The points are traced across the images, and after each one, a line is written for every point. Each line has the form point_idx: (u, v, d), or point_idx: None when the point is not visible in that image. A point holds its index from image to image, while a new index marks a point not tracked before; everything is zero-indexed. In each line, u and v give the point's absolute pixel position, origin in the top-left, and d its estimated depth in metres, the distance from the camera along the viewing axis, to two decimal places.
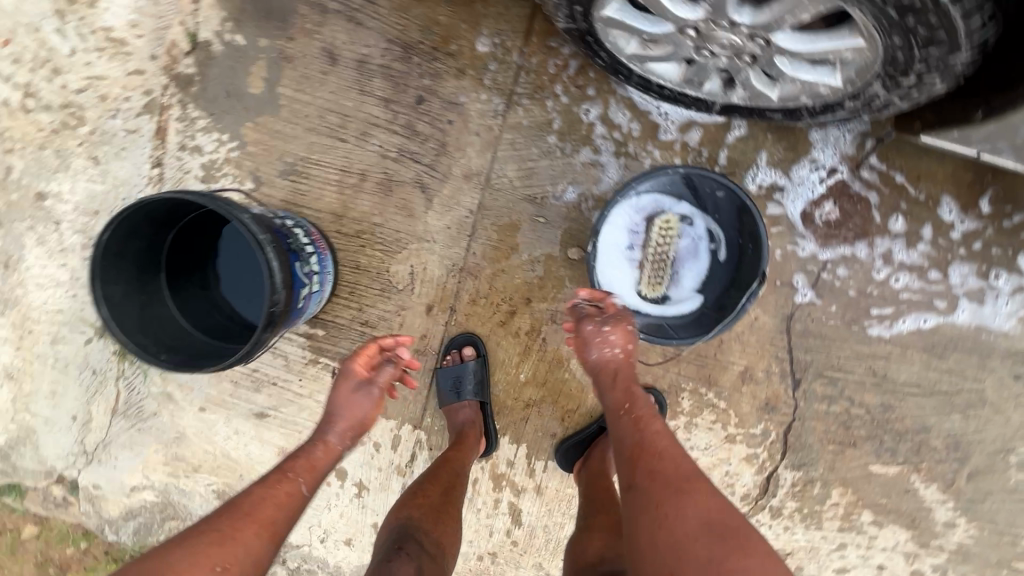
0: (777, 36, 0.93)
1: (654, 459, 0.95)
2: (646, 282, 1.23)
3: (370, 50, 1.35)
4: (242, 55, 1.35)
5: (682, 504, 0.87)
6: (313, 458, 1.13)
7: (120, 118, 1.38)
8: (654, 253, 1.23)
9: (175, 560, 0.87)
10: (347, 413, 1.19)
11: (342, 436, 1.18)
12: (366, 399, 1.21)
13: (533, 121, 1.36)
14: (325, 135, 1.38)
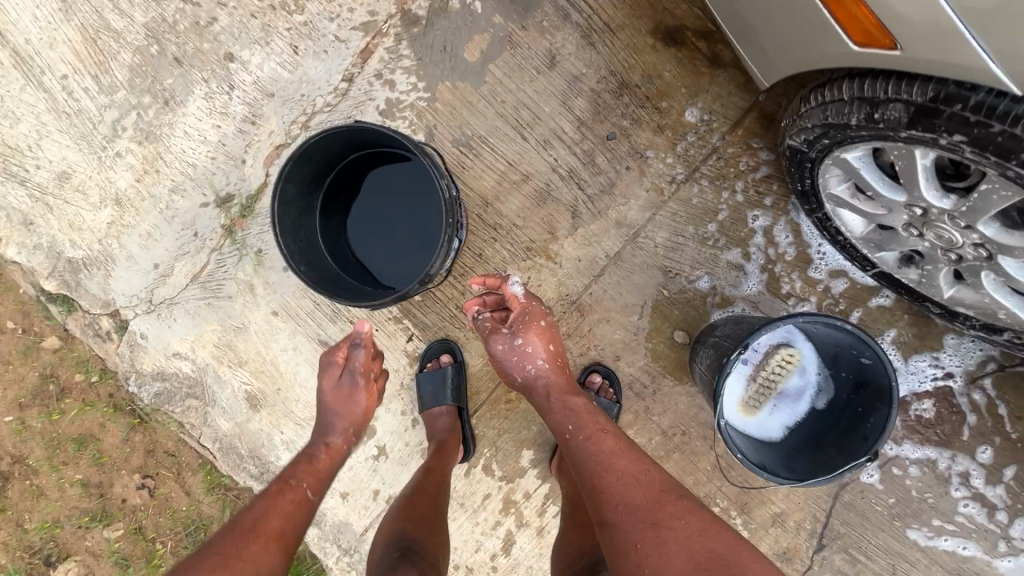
0: (1005, 259, 0.94)
1: (611, 487, 0.97)
2: (745, 399, 1.26)
3: (589, 71, 1.37)
4: (472, 21, 1.38)
5: (665, 538, 0.89)
6: (319, 459, 1.14)
7: (335, 24, 1.40)
8: (764, 378, 1.25)
9: None
10: (343, 410, 1.21)
11: (342, 434, 1.21)
12: (353, 388, 1.21)
13: (702, 203, 1.38)
14: (510, 125, 1.39)
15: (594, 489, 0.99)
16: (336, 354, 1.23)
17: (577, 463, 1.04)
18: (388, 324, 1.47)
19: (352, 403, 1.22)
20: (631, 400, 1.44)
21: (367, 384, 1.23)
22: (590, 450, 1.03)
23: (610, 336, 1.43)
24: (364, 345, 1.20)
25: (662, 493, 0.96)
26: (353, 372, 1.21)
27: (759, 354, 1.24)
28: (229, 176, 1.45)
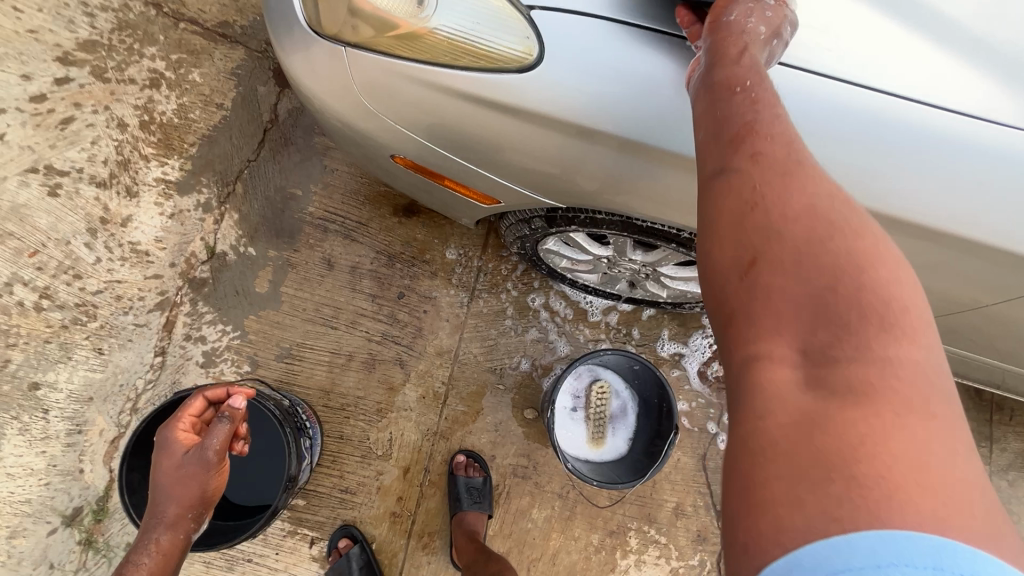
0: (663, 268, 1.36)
1: (777, 180, 0.67)
2: (590, 436, 1.54)
3: (362, 258, 1.72)
4: (252, 263, 1.66)
5: (828, 245, 0.62)
6: (141, 572, 1.04)
7: (131, 314, 1.57)
8: (594, 412, 1.56)
9: None
10: (179, 493, 1.09)
11: (179, 520, 1.11)
12: (200, 466, 1.09)
13: (491, 309, 1.74)
14: (319, 324, 1.65)
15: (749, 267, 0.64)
16: (182, 427, 1.13)
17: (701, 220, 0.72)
18: (286, 541, 1.53)
19: (198, 481, 1.10)
20: (521, 483, 1.65)
21: (221, 462, 1.11)
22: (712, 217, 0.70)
23: (479, 442, 1.66)
24: (227, 424, 1.10)
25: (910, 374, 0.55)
26: (203, 452, 1.08)
27: (580, 397, 1.57)
28: (71, 491, 1.46)
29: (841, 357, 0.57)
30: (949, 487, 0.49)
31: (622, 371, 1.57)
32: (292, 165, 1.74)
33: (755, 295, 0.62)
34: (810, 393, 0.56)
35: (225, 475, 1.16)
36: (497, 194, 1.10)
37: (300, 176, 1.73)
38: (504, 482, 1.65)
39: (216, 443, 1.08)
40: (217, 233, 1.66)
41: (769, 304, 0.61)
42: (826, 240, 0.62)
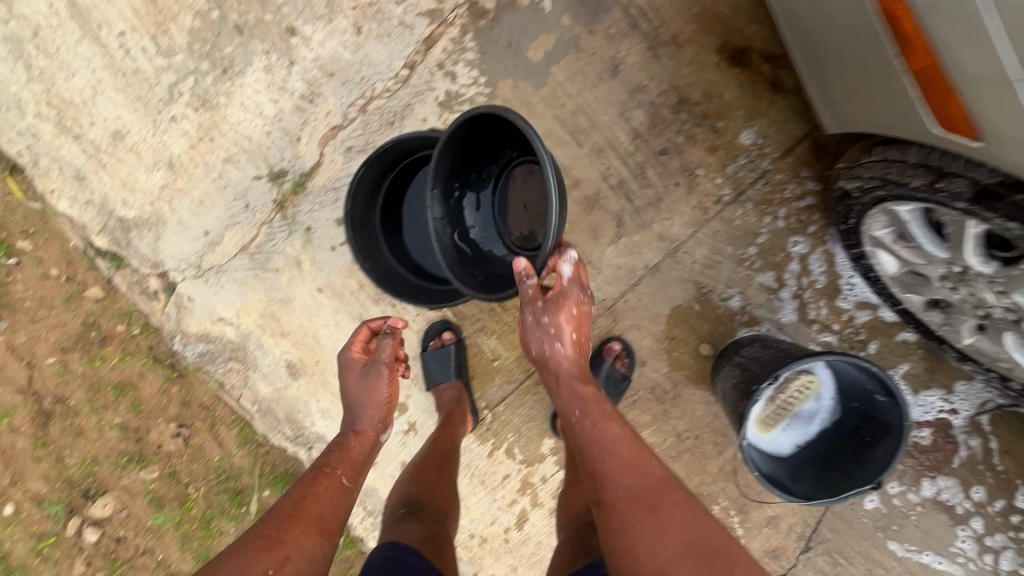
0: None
1: (619, 477, 1.02)
2: (762, 417, 1.34)
3: (651, 84, 1.38)
4: (540, 20, 1.37)
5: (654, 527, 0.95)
6: (344, 460, 1.14)
7: (401, 8, 1.38)
8: (782, 399, 1.34)
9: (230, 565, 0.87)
10: (365, 401, 1.22)
11: (373, 423, 1.22)
12: (376, 373, 1.21)
13: (744, 225, 1.42)
14: (566, 130, 1.41)
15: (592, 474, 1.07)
16: (358, 351, 1.25)
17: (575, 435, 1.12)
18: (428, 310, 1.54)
19: (377, 386, 1.22)
20: (651, 403, 1.53)
21: (391, 366, 1.23)
22: (593, 433, 1.09)
23: (639, 342, 1.50)
24: (393, 338, 1.21)
25: (638, 483, 1.01)
26: (378, 364, 1.21)
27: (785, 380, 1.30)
28: (283, 152, 1.47)
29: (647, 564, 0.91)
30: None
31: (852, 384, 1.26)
32: None
33: (624, 509, 0.98)
34: (653, 563, 0.91)
35: (395, 389, 1.26)
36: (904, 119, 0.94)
37: None
38: (636, 391, 1.53)
39: (386, 350, 1.21)
40: None
41: (628, 500, 0.99)
42: (645, 528, 0.95)
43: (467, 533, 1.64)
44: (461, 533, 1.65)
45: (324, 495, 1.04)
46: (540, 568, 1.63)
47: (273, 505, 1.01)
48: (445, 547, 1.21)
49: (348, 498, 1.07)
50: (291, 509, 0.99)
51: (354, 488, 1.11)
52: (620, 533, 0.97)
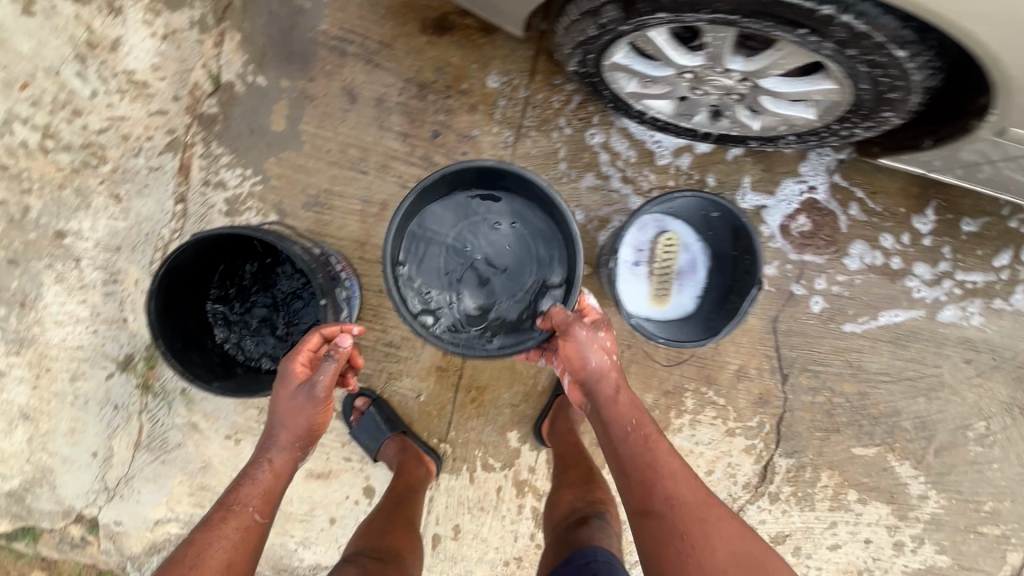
0: (764, 81, 1.07)
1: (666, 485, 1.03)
2: (655, 293, 1.37)
3: (388, 89, 1.45)
4: (264, 95, 1.42)
5: (711, 537, 0.97)
6: (254, 492, 1.02)
7: (142, 157, 1.42)
8: (660, 267, 1.37)
9: None
10: (290, 424, 1.08)
11: (290, 450, 1.09)
12: (307, 401, 1.07)
13: (541, 150, 1.49)
14: (346, 168, 1.46)
15: (649, 484, 1.04)
16: (299, 369, 1.09)
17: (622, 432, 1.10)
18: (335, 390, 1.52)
19: (304, 415, 1.08)
20: None
21: (327, 400, 1.09)
22: (637, 445, 1.08)
23: None
24: (337, 362, 1.07)
25: (688, 492, 1.02)
26: (314, 387, 1.06)
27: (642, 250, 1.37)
28: (119, 339, 1.45)
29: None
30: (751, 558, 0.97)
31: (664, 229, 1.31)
32: None
33: (660, 471, 1.05)
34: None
35: (331, 413, 1.14)
36: None
37: None
38: None
39: (324, 372, 1.06)
40: (220, 59, 1.41)
41: (673, 500, 1.01)
42: (705, 541, 0.97)
43: (501, 563, 1.58)
44: (496, 566, 1.58)
45: (228, 545, 0.95)
46: None
47: (167, 561, 0.94)
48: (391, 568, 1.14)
49: (261, 537, 1.00)
50: (189, 561, 0.92)
51: (266, 523, 1.02)
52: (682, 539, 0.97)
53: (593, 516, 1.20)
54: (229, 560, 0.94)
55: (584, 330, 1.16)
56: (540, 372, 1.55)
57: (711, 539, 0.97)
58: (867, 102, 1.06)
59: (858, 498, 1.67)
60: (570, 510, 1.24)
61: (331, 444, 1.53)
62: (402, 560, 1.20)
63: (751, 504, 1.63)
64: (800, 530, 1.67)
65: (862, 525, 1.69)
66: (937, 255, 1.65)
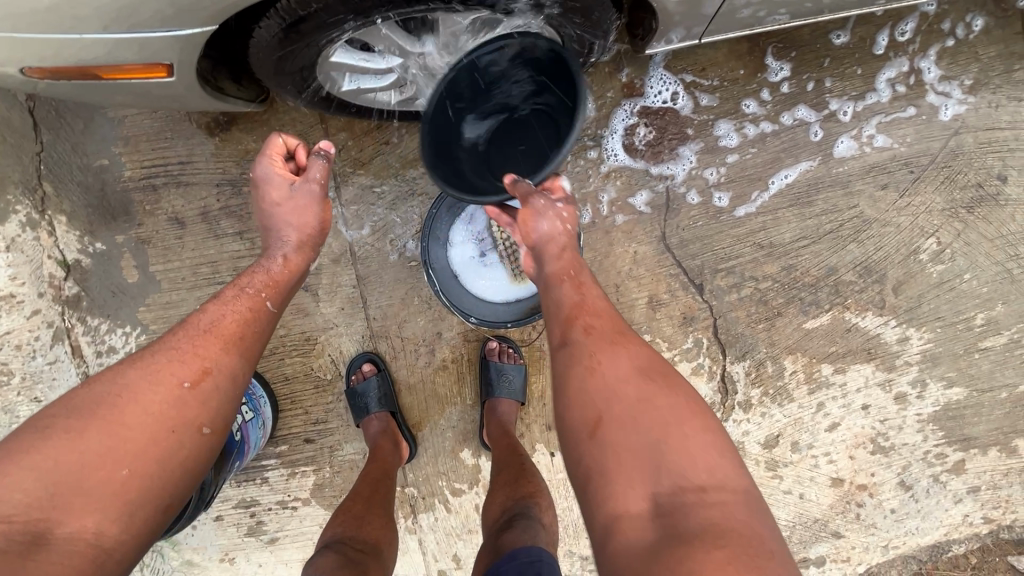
0: (469, 45, 1.04)
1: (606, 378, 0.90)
2: (513, 274, 1.36)
3: (207, 200, 1.50)
4: (109, 257, 1.51)
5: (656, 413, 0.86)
6: (266, 283, 1.05)
7: (39, 356, 1.54)
8: (505, 248, 1.36)
9: (129, 381, 0.85)
10: (295, 221, 1.10)
11: (301, 253, 1.12)
12: (309, 200, 1.10)
13: (364, 188, 1.50)
14: (205, 285, 1.52)
15: (571, 320, 0.99)
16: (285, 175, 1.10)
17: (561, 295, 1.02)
18: (292, 482, 1.58)
19: (307, 216, 1.11)
20: (480, 346, 1.54)
21: (326, 200, 1.13)
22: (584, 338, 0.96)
23: (418, 326, 1.53)
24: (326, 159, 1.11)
25: (631, 385, 0.89)
26: (311, 187, 1.10)
27: (483, 239, 1.36)
28: None
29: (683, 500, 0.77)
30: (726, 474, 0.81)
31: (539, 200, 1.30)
32: (81, 135, 1.49)
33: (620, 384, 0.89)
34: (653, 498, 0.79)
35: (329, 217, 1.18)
36: (164, 57, 0.95)
37: (95, 141, 1.49)
38: (463, 353, 1.54)
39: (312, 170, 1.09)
40: (58, 244, 1.51)
41: (621, 395, 0.88)
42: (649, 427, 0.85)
43: None
44: None
45: (240, 318, 0.98)
46: (581, 530, 1.58)
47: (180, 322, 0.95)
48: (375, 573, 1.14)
49: (269, 321, 1.02)
50: (203, 325, 0.94)
51: (275, 312, 1.05)
52: (590, 373, 0.91)
53: (523, 513, 1.17)
54: (236, 327, 0.96)
55: (541, 197, 1.09)
56: (463, 386, 1.55)
57: (655, 417, 0.86)
58: (570, 21, 1.02)
59: (835, 369, 1.57)
60: (501, 511, 1.21)
61: (311, 530, 1.59)
62: (381, 550, 1.23)
63: (725, 421, 1.56)
64: (789, 426, 1.58)
65: (851, 394, 1.58)
66: (804, 95, 1.51)
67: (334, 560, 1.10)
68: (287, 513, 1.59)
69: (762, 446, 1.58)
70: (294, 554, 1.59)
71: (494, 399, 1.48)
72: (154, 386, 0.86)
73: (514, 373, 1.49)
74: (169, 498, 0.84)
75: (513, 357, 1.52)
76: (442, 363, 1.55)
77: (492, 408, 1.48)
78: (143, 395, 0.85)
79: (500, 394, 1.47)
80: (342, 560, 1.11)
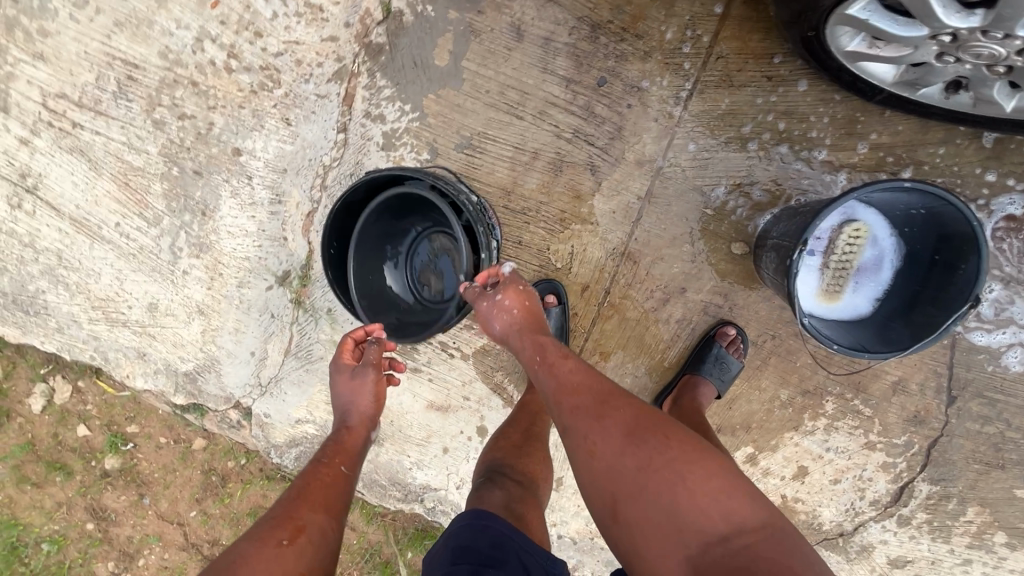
0: None
1: (584, 428, 0.99)
2: (825, 288, 1.23)
3: (558, 27, 1.34)
4: (432, 26, 1.38)
5: (620, 453, 0.94)
6: (339, 451, 1.16)
7: (312, 83, 1.46)
8: (837, 260, 1.22)
9: (243, 551, 0.89)
10: (358, 397, 1.23)
11: (365, 416, 1.23)
12: (365, 377, 1.23)
13: (715, 111, 1.33)
14: (504, 111, 1.41)
15: (569, 411, 1.02)
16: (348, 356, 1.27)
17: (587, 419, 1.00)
18: (463, 332, 1.58)
19: (371, 389, 1.23)
20: (710, 324, 1.45)
21: (378, 363, 1.25)
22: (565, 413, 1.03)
23: (669, 272, 1.43)
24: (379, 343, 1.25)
25: (610, 425, 0.97)
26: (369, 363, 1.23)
27: (821, 240, 1.22)
28: (279, 256, 1.59)
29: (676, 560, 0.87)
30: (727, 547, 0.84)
31: (960, 230, 1.06)
32: None
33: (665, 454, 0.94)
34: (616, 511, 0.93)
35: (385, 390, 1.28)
36: None
37: None
38: (692, 320, 1.46)
39: (374, 355, 1.24)
40: None
41: (610, 439, 0.96)
42: (630, 482, 0.92)
43: None
44: (592, 523, 1.63)
45: (325, 482, 1.07)
46: None
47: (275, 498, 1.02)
48: (531, 510, 1.10)
49: (346, 484, 1.10)
50: (295, 495, 1.02)
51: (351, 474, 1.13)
52: (619, 515, 0.92)
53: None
54: (325, 493, 1.04)
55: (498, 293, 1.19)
56: (670, 348, 1.49)
57: (619, 456, 0.94)
58: None
59: (1006, 542, 1.50)
60: None
61: (453, 382, 1.60)
62: (535, 486, 1.18)
63: (875, 522, 1.51)
64: (925, 560, 1.53)
65: (1002, 571, 1.52)
66: None
67: (498, 499, 1.07)
68: (442, 356, 1.60)
69: (888, 561, 1.54)
70: (425, 392, 1.62)
71: (699, 376, 1.41)
72: (259, 551, 0.89)
73: (731, 364, 1.40)
74: None
75: (737, 354, 1.41)
76: (665, 317, 1.47)
77: (691, 382, 1.41)
78: (253, 556, 0.88)
79: (709, 376, 1.40)
80: (505, 499, 1.08)
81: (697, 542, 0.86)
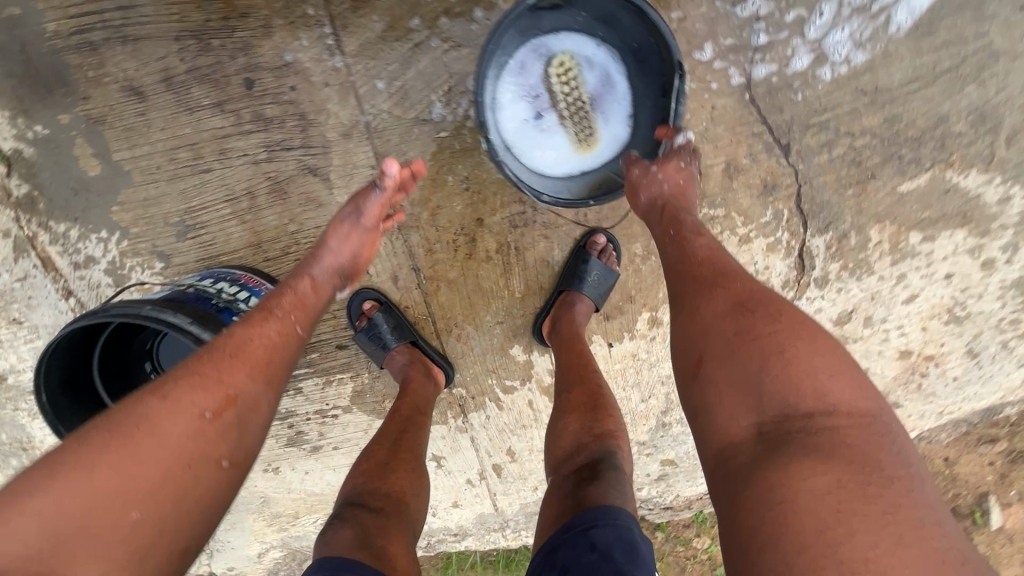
0: None
1: (685, 286, 0.94)
2: (575, 137, 1.13)
3: (167, 60, 1.15)
4: (56, 143, 1.19)
5: (707, 296, 0.90)
6: (297, 308, 0.99)
7: (4, 272, 1.29)
8: (567, 105, 1.11)
9: (139, 415, 0.75)
10: (340, 250, 1.08)
11: (332, 280, 1.08)
12: (359, 230, 1.08)
13: (372, 35, 1.15)
14: (190, 175, 1.23)
15: (675, 271, 0.97)
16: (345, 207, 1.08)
17: (694, 264, 0.95)
18: (329, 389, 1.46)
19: (353, 245, 1.09)
20: (528, 233, 1.32)
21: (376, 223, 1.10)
22: (701, 252, 0.97)
23: (455, 212, 1.29)
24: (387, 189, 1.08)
25: (715, 288, 0.91)
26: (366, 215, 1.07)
27: (537, 95, 1.10)
28: None
29: (770, 428, 0.77)
30: (827, 413, 0.75)
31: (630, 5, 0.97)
32: None
33: (753, 322, 0.85)
34: (704, 368, 0.85)
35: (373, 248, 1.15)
36: None
37: None
38: (510, 240, 1.32)
39: (375, 207, 1.07)
40: None
41: (706, 302, 0.90)
42: (707, 323, 0.88)
43: None
44: None
45: (273, 339, 0.92)
46: (639, 417, 1.52)
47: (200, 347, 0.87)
48: (394, 535, 0.96)
49: (294, 346, 0.95)
50: (230, 349, 0.86)
51: (303, 337, 0.99)
52: (703, 364, 0.85)
53: (605, 458, 1.07)
54: (263, 354, 0.89)
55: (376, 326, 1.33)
56: (511, 277, 1.36)
57: (707, 297, 0.90)
58: None
59: (924, 238, 1.40)
60: (578, 443, 1.11)
61: (356, 437, 1.50)
62: (405, 508, 1.05)
63: (798, 300, 1.42)
64: (864, 301, 1.46)
65: (936, 264, 1.44)
66: None
67: (349, 534, 0.92)
68: (328, 422, 1.49)
69: (835, 323, 1.47)
70: (341, 460, 1.53)
71: (642, 180, 1.05)
72: (169, 418, 0.76)
73: (606, 275, 1.31)
74: (187, 543, 0.74)
75: (687, 159, 1.05)
76: (485, 254, 1.34)
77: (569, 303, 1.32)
78: (154, 428, 0.75)
79: (584, 291, 1.31)
80: (357, 532, 0.93)
81: (769, 410, 0.78)
